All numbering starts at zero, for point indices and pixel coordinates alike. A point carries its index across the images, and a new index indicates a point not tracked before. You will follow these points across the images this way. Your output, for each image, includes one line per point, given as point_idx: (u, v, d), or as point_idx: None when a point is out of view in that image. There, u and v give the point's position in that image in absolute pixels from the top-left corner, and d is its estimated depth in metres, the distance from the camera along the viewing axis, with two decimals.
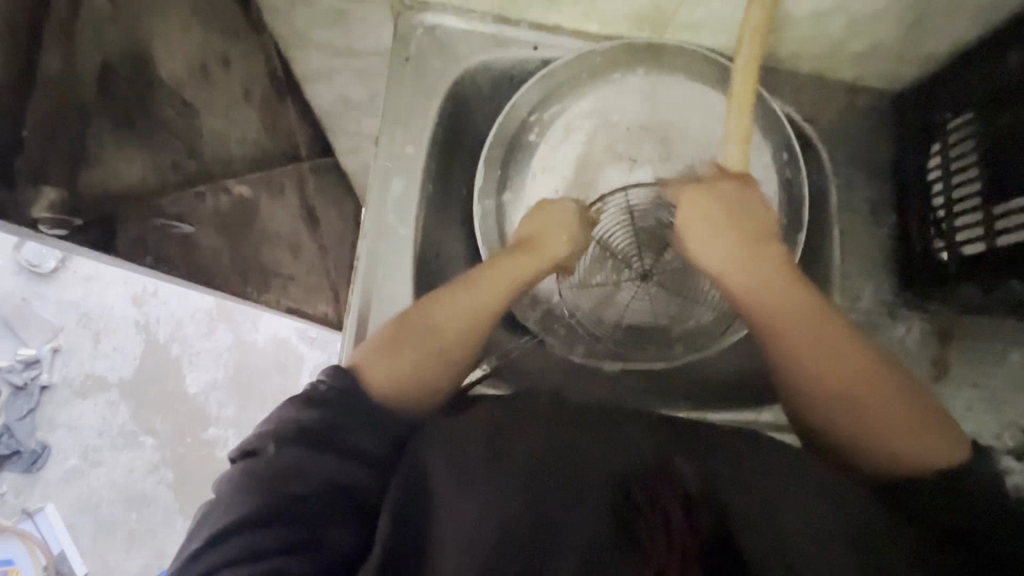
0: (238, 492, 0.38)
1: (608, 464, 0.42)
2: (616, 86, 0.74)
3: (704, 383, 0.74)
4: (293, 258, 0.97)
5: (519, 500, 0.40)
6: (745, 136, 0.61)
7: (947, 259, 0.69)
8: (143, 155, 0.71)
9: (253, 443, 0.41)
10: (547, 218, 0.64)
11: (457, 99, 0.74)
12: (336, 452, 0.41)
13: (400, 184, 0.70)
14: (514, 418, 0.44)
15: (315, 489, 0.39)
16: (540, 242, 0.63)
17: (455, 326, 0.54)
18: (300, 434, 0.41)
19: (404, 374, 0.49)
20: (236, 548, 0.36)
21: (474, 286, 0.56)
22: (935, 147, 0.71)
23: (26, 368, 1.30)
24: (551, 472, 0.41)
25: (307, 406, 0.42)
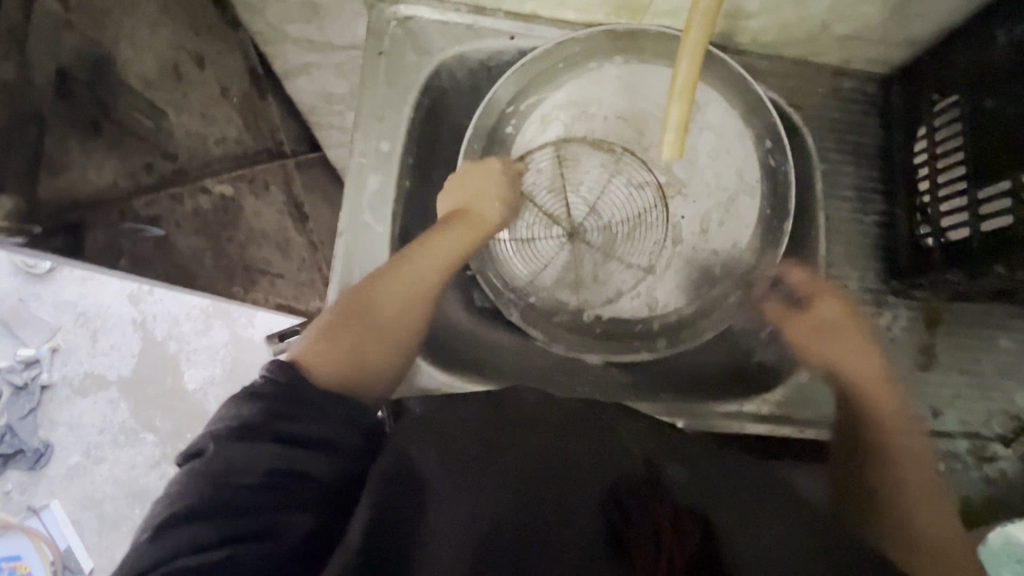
0: (181, 495, 0.37)
1: (599, 466, 0.42)
2: (592, 76, 0.73)
3: (683, 377, 0.74)
4: (281, 255, 0.96)
5: (508, 497, 0.39)
6: (683, 125, 0.60)
7: (933, 245, 0.68)
8: (112, 158, 0.75)
9: (197, 445, 0.40)
10: (484, 193, 0.68)
11: (434, 92, 0.73)
12: (280, 441, 0.39)
13: (377, 180, 0.69)
14: (507, 423, 0.44)
15: (258, 479, 0.38)
16: (472, 212, 0.67)
17: (397, 312, 0.58)
18: (242, 427, 0.39)
19: (347, 362, 0.51)
20: (179, 549, 0.35)
21: (412, 262, 0.60)
22: (921, 131, 0.71)
23: (26, 368, 1.24)
24: (535, 469, 0.41)
25: (248, 401, 0.41)
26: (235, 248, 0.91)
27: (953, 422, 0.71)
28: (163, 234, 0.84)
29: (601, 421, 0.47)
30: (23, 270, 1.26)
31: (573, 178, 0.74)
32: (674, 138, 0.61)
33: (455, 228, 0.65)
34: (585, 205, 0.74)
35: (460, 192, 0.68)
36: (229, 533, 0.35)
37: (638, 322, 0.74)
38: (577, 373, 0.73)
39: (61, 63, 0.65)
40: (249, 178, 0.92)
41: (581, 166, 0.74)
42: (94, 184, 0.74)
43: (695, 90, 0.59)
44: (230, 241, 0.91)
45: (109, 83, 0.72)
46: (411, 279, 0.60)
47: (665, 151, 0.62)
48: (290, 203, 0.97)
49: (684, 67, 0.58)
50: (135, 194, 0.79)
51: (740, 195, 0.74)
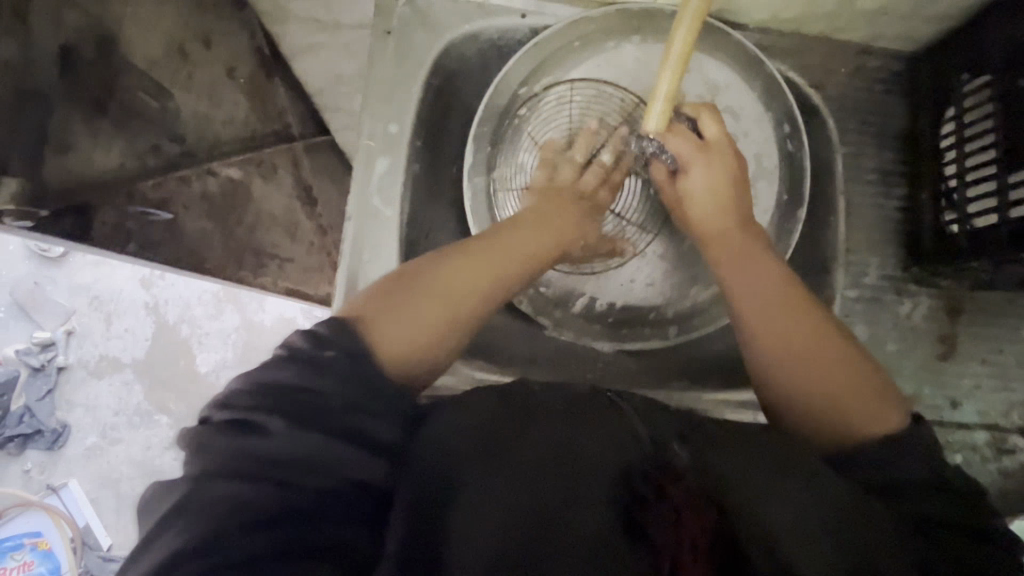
0: (225, 467, 0.37)
1: (616, 456, 0.41)
2: (610, 55, 0.71)
3: (695, 367, 0.73)
4: (291, 241, 0.91)
5: (519, 492, 0.40)
6: (673, 96, 0.60)
7: (957, 232, 0.66)
8: (120, 140, 0.86)
9: (236, 415, 0.39)
10: (566, 205, 0.65)
11: (443, 71, 0.70)
12: (334, 436, 0.38)
13: (384, 163, 0.68)
14: (525, 414, 0.44)
15: (300, 477, 0.37)
16: (563, 214, 0.64)
17: (463, 287, 0.51)
18: (300, 409, 0.39)
19: (413, 337, 0.46)
20: (213, 523, 0.35)
21: (491, 247, 0.56)
22: (949, 113, 0.68)
23: (43, 350, 1.23)
24: (554, 464, 0.41)
25: (293, 366, 0.40)
26: (245, 231, 0.90)
27: (973, 414, 0.70)
28: (172, 217, 0.88)
29: (619, 411, 0.45)
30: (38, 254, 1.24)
31: (589, 153, 0.70)
32: (663, 108, 0.61)
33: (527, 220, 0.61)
34: (608, 178, 0.69)
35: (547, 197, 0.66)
36: (264, 517, 0.36)
37: (652, 311, 0.72)
38: (586, 361, 0.72)
39: (59, 36, 0.85)
40: (258, 161, 0.90)
41: (596, 145, 0.70)
42: (103, 165, 0.86)
43: (686, 64, 0.59)
44: (240, 224, 0.90)
45: (109, 54, 0.86)
46: (474, 259, 0.54)
47: (652, 121, 0.62)
48: (300, 187, 0.92)
49: (678, 39, 0.58)
50: (143, 175, 0.87)
51: (759, 180, 0.70)
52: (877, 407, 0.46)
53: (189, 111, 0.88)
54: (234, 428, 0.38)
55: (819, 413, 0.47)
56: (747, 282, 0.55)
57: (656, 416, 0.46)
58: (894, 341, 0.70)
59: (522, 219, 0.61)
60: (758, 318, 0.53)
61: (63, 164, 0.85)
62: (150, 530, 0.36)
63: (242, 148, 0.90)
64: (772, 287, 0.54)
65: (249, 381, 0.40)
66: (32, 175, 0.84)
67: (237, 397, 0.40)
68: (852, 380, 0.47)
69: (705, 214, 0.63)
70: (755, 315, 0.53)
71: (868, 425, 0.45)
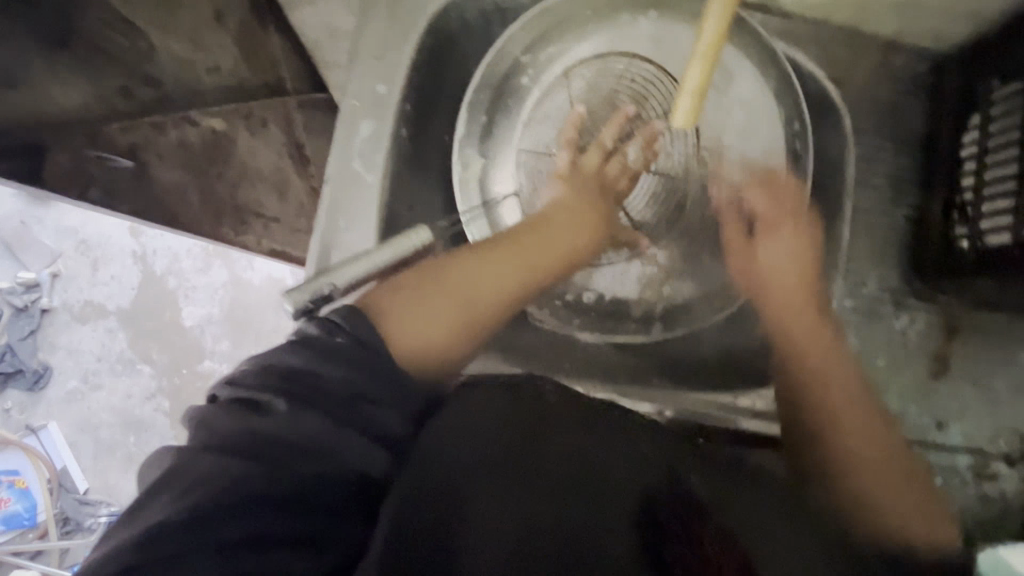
0: (227, 445, 0.36)
1: (629, 470, 0.45)
2: (626, 29, 0.65)
3: (679, 365, 0.70)
4: (278, 199, 0.88)
5: (537, 498, 0.42)
6: (702, 89, 0.55)
7: (967, 248, 0.63)
8: (83, 76, 0.78)
9: (260, 397, 0.38)
10: (575, 202, 0.66)
11: (440, 30, 0.66)
12: (347, 425, 0.39)
13: (369, 127, 0.64)
14: (545, 418, 0.47)
15: (321, 470, 0.38)
16: (578, 213, 0.65)
17: (479, 293, 0.56)
18: (309, 393, 0.39)
19: (428, 337, 0.51)
20: (204, 497, 0.34)
21: (509, 255, 0.59)
22: (974, 120, 0.64)
23: (30, 293, 1.28)
24: (571, 475, 0.43)
25: (325, 359, 0.40)
26: (225, 186, 0.86)
27: (957, 437, 0.68)
28: (136, 165, 0.83)
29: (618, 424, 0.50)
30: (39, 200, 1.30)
31: (614, 142, 0.68)
32: (691, 106, 0.56)
33: (555, 223, 0.64)
34: (632, 166, 0.68)
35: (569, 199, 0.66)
36: (261, 496, 0.35)
37: (638, 306, 0.69)
38: (568, 349, 0.71)
39: None
40: (245, 113, 0.86)
41: (624, 134, 0.68)
42: (63, 108, 0.78)
43: (719, 52, 0.54)
44: (219, 177, 0.86)
45: None
46: (493, 266, 0.58)
47: (679, 116, 0.57)
48: (291, 143, 0.88)
49: (710, 25, 0.54)
50: (112, 117, 0.80)
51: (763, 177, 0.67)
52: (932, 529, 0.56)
53: (167, 55, 0.81)
54: (242, 406, 0.38)
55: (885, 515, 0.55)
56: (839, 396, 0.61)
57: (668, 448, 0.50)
58: (884, 356, 0.68)
59: (544, 224, 0.63)
60: (847, 421, 0.60)
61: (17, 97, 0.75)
62: (138, 505, 0.35)
63: (226, 96, 0.85)
64: (864, 412, 0.61)
65: (259, 361, 0.41)
66: None
67: (246, 375, 0.40)
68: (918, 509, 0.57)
69: (790, 275, 0.65)
70: (858, 444, 0.59)
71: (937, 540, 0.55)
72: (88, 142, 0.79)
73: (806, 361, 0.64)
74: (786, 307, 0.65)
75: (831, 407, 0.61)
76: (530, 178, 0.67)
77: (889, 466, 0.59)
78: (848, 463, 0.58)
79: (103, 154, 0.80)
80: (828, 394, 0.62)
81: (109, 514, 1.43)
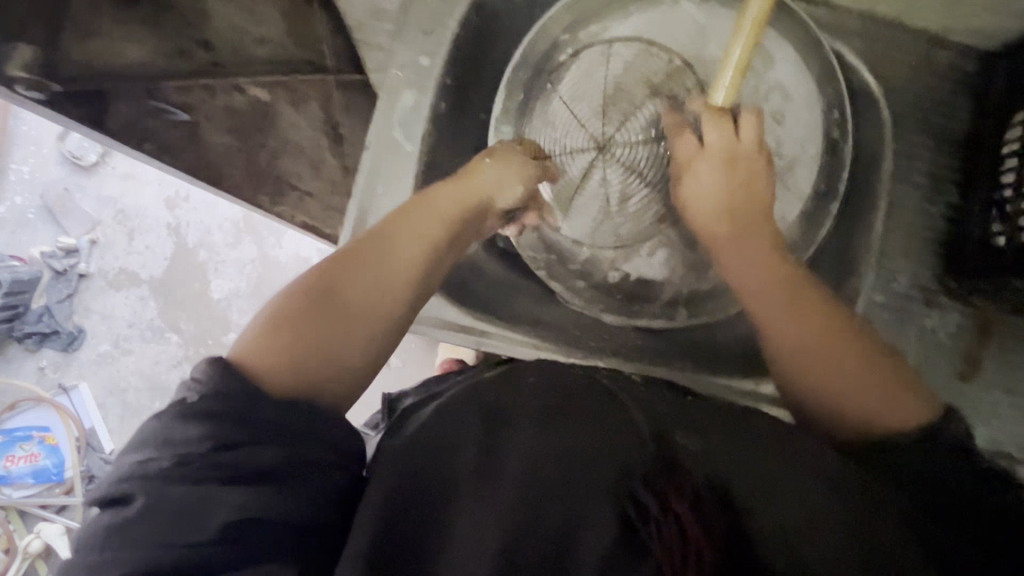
0: (175, 492, 0.36)
1: (605, 465, 0.43)
2: (667, 12, 0.66)
3: (703, 352, 0.70)
4: (313, 174, 0.89)
5: (512, 504, 0.42)
6: (744, 66, 0.56)
7: (1003, 245, 0.61)
8: (146, 36, 0.81)
9: (186, 440, 0.37)
10: (500, 170, 0.60)
11: (485, 9, 0.68)
12: (295, 442, 0.39)
13: (411, 98, 0.67)
14: (508, 419, 0.46)
15: (279, 485, 0.38)
16: (474, 176, 0.60)
17: (375, 295, 0.49)
18: (236, 426, 0.38)
19: (302, 338, 0.44)
20: (167, 547, 0.34)
21: (400, 224, 0.54)
22: (1019, 116, 0.62)
23: (67, 256, 1.51)
24: (540, 476, 0.43)
25: (244, 392, 0.39)
26: (267, 155, 0.88)
27: (983, 439, 0.67)
28: (191, 121, 0.84)
29: (596, 402, 0.48)
30: (73, 162, 1.54)
31: (607, 137, 0.65)
32: (733, 80, 0.56)
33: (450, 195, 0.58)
34: (631, 162, 0.66)
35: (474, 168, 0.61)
36: (229, 524, 0.36)
37: (664, 291, 0.69)
38: (590, 331, 0.71)
39: None
40: (288, 86, 0.87)
41: (645, 114, 0.65)
42: (126, 60, 0.81)
43: (763, 29, 0.54)
44: (262, 145, 0.88)
45: None
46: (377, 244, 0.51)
47: (719, 94, 0.58)
48: (327, 121, 0.90)
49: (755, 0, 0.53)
50: (169, 76, 0.83)
51: (799, 166, 0.67)
52: (901, 403, 0.45)
53: (219, 23, 0.84)
54: (171, 457, 0.37)
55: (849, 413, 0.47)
56: (765, 296, 0.53)
57: (650, 411, 0.48)
58: (912, 353, 0.67)
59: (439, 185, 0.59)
60: (800, 351, 0.49)
61: (81, 51, 0.79)
62: (100, 553, 0.35)
63: (272, 69, 0.87)
64: (812, 322, 0.50)
65: (169, 413, 0.38)
66: (48, 46, 0.77)
67: (165, 430, 0.38)
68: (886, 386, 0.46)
69: (710, 214, 0.59)
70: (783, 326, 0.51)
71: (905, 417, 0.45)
72: (153, 96, 0.82)
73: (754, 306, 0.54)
74: (719, 245, 0.58)
75: (795, 347, 0.50)
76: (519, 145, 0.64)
77: (825, 342, 0.49)
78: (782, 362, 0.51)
79: (164, 106, 0.83)
80: (775, 343, 0.51)
81: None
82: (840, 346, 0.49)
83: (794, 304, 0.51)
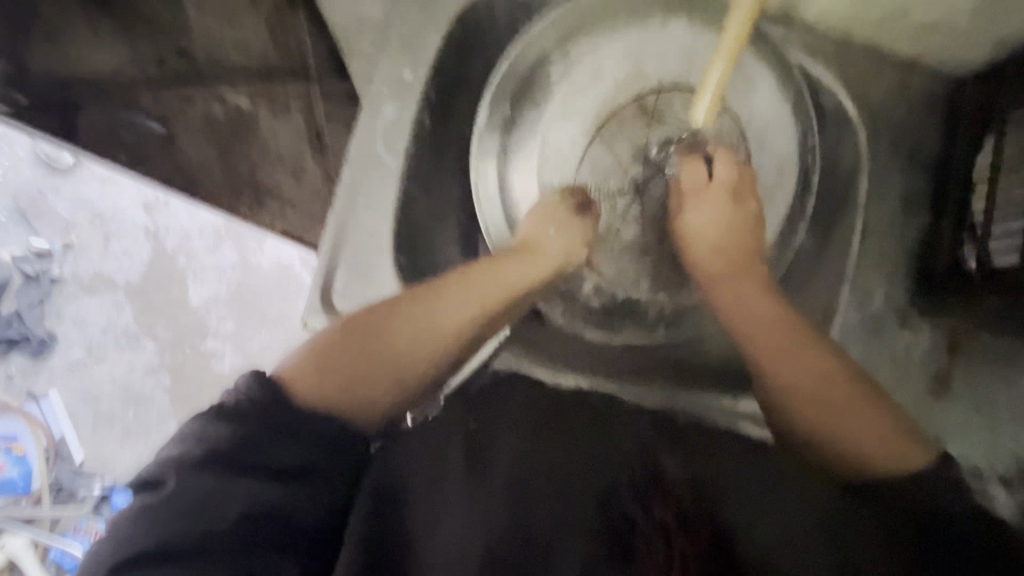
0: (203, 485, 0.37)
1: (590, 483, 0.52)
2: (654, 33, 0.66)
3: (685, 371, 0.71)
4: (295, 183, 0.89)
5: (502, 509, 0.48)
6: (722, 88, 0.58)
7: (974, 268, 0.63)
8: (120, 43, 0.79)
9: (215, 439, 0.39)
10: (539, 214, 0.66)
11: (470, 25, 0.68)
12: (322, 453, 0.42)
13: (394, 111, 0.66)
14: (502, 443, 0.53)
15: (299, 489, 0.41)
16: (537, 244, 0.64)
17: (419, 346, 0.54)
18: (270, 432, 0.40)
19: (354, 378, 0.48)
20: (190, 534, 0.37)
21: (466, 287, 0.59)
22: (990, 142, 0.64)
23: (40, 260, 1.48)
24: (528, 488, 0.50)
25: (277, 401, 0.41)
26: (247, 166, 0.86)
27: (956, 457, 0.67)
28: (166, 131, 0.82)
29: (582, 435, 0.56)
30: (45, 163, 1.48)
31: (637, 169, 0.67)
32: (711, 103, 0.58)
33: (509, 259, 0.63)
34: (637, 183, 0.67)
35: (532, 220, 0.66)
36: (250, 519, 0.38)
37: (649, 308, 0.70)
38: (574, 347, 0.70)
39: None
40: (271, 95, 0.86)
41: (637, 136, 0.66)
42: (98, 66, 0.79)
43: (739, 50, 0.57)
44: (242, 155, 0.86)
45: None
46: (435, 301, 0.57)
47: (702, 114, 0.59)
48: (311, 131, 0.89)
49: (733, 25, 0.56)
50: (145, 84, 0.81)
51: (777, 190, 0.68)
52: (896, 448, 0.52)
53: (199, 31, 0.82)
54: (201, 451, 0.38)
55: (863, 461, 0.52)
56: (785, 356, 0.58)
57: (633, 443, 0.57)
58: (885, 371, 0.68)
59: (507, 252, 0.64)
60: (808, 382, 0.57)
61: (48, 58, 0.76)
62: (123, 532, 0.36)
63: (253, 76, 0.85)
64: (818, 360, 0.58)
65: (205, 411, 0.40)
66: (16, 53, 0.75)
67: (200, 425, 0.39)
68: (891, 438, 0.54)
69: (709, 252, 0.63)
70: (800, 376, 0.57)
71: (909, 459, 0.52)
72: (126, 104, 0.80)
73: (761, 347, 0.59)
74: (735, 291, 0.63)
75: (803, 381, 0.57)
76: (562, 188, 0.67)
77: (837, 398, 0.55)
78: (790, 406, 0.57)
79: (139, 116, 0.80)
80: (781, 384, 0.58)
81: (102, 486, 1.43)
82: (849, 400, 0.56)
83: (794, 342, 0.59)
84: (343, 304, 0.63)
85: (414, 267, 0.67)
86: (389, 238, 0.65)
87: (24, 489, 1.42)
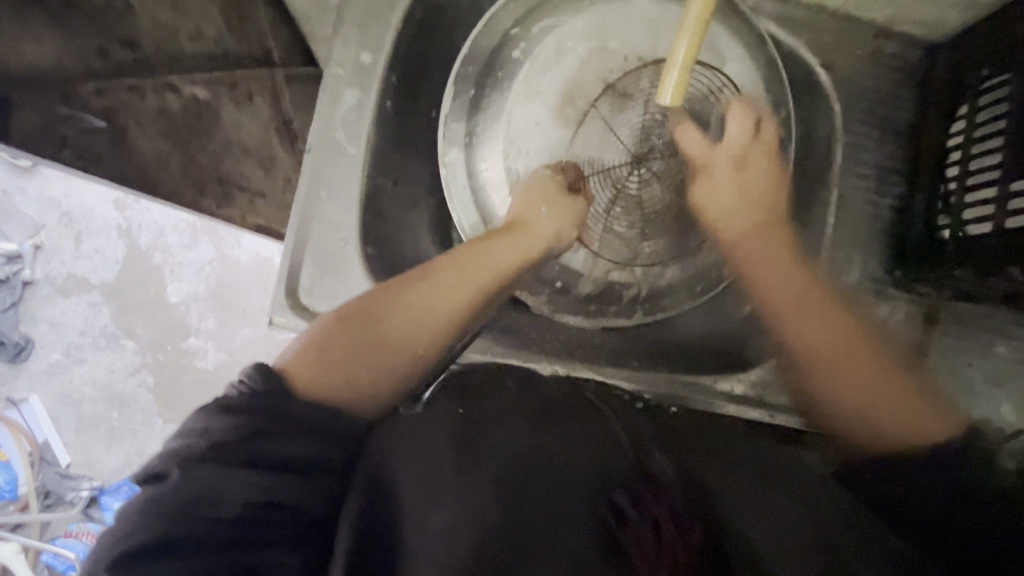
0: (212, 472, 0.34)
1: (587, 459, 0.45)
2: (619, 6, 0.64)
3: (661, 352, 0.72)
4: (264, 174, 0.85)
5: (485, 487, 0.40)
6: (690, 67, 0.52)
7: (947, 238, 0.62)
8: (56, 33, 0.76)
9: (219, 429, 0.35)
10: (529, 194, 0.63)
11: (429, 4, 0.66)
12: (333, 441, 0.39)
13: (353, 96, 0.63)
14: (497, 415, 0.47)
15: (310, 480, 0.37)
16: (530, 224, 0.61)
17: (420, 328, 0.51)
18: (275, 421, 0.37)
19: (356, 366, 0.45)
20: (192, 526, 0.32)
21: (460, 266, 0.56)
22: (963, 109, 0.63)
23: (9, 263, 1.42)
24: (519, 479, 0.42)
25: (274, 388, 0.38)
26: (208, 157, 0.83)
27: None
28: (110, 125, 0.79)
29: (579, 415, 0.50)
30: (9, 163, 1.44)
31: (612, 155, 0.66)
32: (678, 80, 0.53)
33: (501, 241, 0.60)
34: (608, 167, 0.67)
35: (523, 198, 0.63)
36: (261, 506, 0.35)
37: (624, 292, 0.70)
38: (547, 331, 0.71)
39: None
40: (230, 83, 0.83)
41: (608, 112, 0.65)
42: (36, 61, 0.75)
43: (707, 25, 0.51)
44: (201, 147, 0.83)
45: None
46: (436, 281, 0.53)
47: (668, 94, 0.54)
48: (277, 118, 0.85)
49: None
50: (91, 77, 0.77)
51: None
52: (909, 418, 0.47)
53: (149, 19, 0.79)
54: (206, 445, 0.35)
55: (861, 412, 0.50)
56: (792, 305, 0.58)
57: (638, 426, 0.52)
58: None
59: (492, 233, 0.61)
60: (822, 348, 0.54)
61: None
62: (121, 529, 0.32)
63: (210, 65, 0.82)
64: (829, 323, 0.55)
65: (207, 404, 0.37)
66: None
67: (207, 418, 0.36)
68: (895, 393, 0.50)
69: (729, 212, 0.65)
70: (809, 333, 0.56)
71: (915, 430, 0.47)
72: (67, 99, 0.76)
73: (770, 302, 0.59)
74: (739, 235, 0.64)
75: (815, 342, 0.55)
76: (551, 164, 0.65)
77: (840, 352, 0.53)
78: (800, 360, 0.56)
79: (79, 113, 0.77)
80: (826, 379, 0.53)
81: (90, 488, 1.42)
82: (851, 350, 0.53)
83: (863, 364, 0.52)
84: (310, 298, 0.61)
85: (383, 259, 0.66)
86: (355, 229, 0.62)
87: (11, 495, 1.42)
